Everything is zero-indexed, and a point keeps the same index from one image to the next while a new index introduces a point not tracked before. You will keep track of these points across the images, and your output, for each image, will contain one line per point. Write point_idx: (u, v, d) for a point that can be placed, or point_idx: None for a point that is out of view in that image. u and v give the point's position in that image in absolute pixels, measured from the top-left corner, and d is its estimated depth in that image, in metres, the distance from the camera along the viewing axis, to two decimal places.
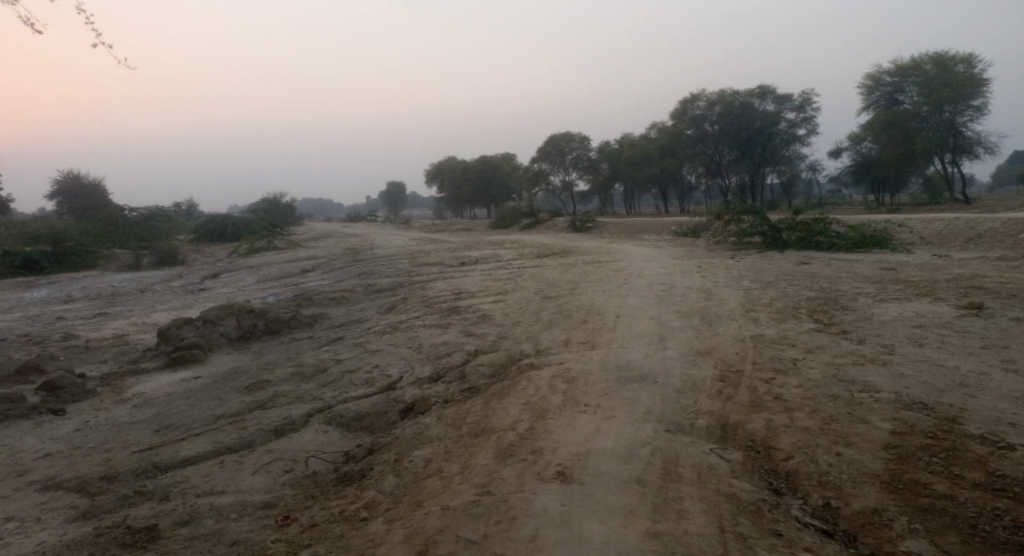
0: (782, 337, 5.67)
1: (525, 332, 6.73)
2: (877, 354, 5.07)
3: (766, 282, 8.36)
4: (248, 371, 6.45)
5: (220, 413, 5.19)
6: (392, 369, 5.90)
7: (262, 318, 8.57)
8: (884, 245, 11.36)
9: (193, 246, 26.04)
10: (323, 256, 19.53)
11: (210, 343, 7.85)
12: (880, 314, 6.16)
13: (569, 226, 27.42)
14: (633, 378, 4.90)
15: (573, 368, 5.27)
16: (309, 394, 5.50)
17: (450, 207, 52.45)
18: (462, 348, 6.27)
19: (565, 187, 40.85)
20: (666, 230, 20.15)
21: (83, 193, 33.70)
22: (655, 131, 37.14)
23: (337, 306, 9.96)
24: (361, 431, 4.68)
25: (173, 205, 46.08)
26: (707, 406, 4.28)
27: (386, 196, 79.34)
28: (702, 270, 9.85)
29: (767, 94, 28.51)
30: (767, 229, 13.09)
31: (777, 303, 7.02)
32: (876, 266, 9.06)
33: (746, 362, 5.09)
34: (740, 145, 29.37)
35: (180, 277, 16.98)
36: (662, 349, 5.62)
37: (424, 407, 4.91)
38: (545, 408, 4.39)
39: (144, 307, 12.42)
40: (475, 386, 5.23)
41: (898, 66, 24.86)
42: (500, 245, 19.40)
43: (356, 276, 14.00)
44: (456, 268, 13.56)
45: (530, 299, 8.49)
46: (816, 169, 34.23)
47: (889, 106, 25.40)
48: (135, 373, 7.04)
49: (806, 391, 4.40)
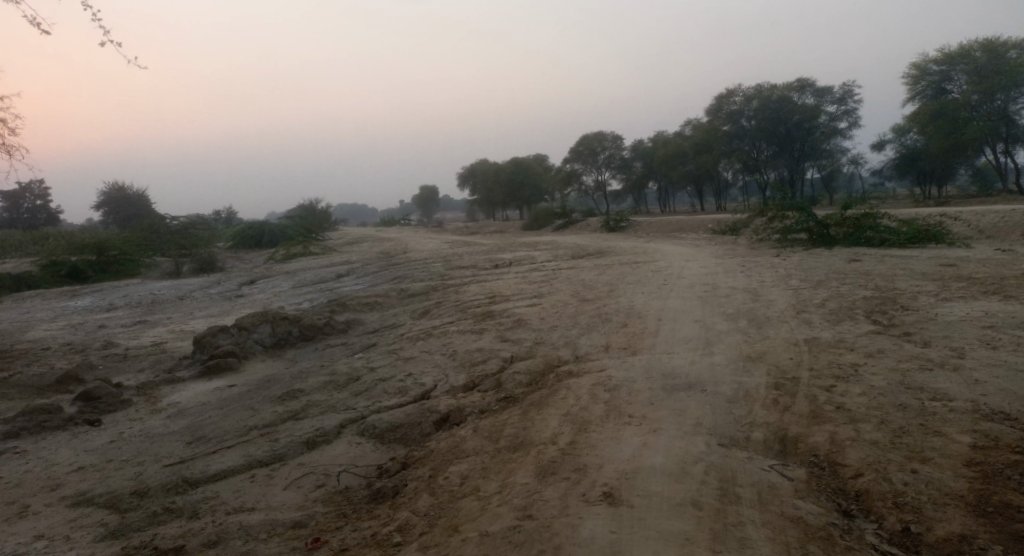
0: (839, 341, 5.29)
1: (563, 337, 6.48)
2: (946, 357, 4.66)
3: (816, 281, 7.92)
4: (282, 380, 6.38)
5: (253, 424, 5.10)
6: (426, 377, 5.73)
7: (296, 325, 8.54)
8: (940, 239, 10.78)
9: (232, 252, 26.60)
10: (357, 261, 19.62)
11: (245, 351, 7.84)
12: (946, 314, 5.70)
13: (602, 227, 27.02)
14: (679, 386, 4.62)
15: (614, 375, 5.00)
16: (342, 404, 5.36)
17: (482, 209, 52.51)
18: (497, 355, 6.06)
19: (597, 187, 40.39)
20: (703, 228, 19.62)
21: (128, 204, 34.82)
22: (690, 127, 36.42)
23: (371, 311, 9.88)
24: (395, 443, 4.51)
25: (213, 212, 47.28)
26: (762, 417, 3.96)
27: (419, 200, 80.05)
28: (747, 270, 9.44)
29: (806, 87, 27.61)
30: (812, 225, 12.53)
31: (829, 303, 6.61)
32: (933, 262, 8.51)
33: (802, 369, 4.74)
34: (779, 140, 28.50)
35: (218, 284, 17.26)
36: (709, 355, 5.30)
37: (459, 418, 4.71)
38: (587, 419, 4.14)
39: (182, 314, 12.60)
40: (513, 395, 5.01)
41: (945, 54, 23.72)
42: (533, 246, 19.17)
43: (390, 280, 13.96)
44: (489, 271, 13.39)
45: (567, 302, 8.24)
46: (858, 163, 33.02)
47: (936, 96, 24.20)
48: (171, 382, 7.06)
49: (871, 400, 4.04)
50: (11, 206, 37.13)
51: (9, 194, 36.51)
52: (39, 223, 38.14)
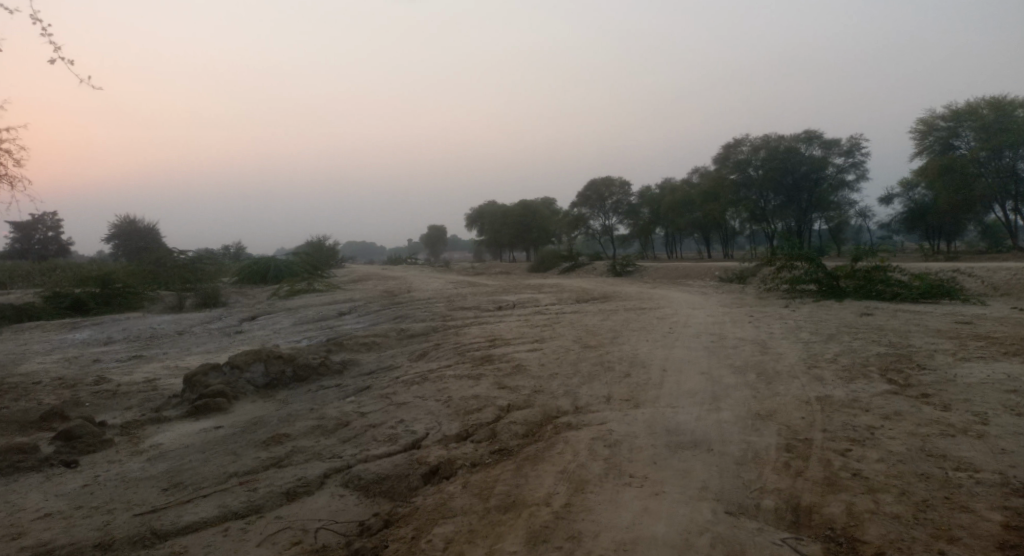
0: (852, 401, 5.02)
1: (563, 385, 6.22)
2: (969, 424, 4.36)
3: (828, 334, 7.68)
4: (269, 424, 6.16)
5: (233, 471, 4.86)
6: (418, 424, 5.48)
7: (290, 365, 8.34)
8: (954, 295, 10.54)
9: (237, 287, 26.58)
10: (360, 299, 19.50)
11: (235, 390, 7.63)
12: (965, 376, 5.43)
13: (608, 271, 26.88)
14: (684, 444, 4.35)
15: (615, 430, 4.74)
16: (328, 451, 5.12)
17: (490, 249, 52.71)
18: (494, 403, 5.79)
19: (605, 232, 40.40)
20: (711, 275, 19.44)
21: (138, 237, 35.10)
22: (698, 175, 36.65)
23: (368, 352, 9.66)
24: (380, 496, 4.24)
25: (222, 247, 47.64)
26: (773, 482, 3.68)
27: (426, 240, 80.54)
28: (755, 320, 9.22)
29: (813, 139, 27.76)
30: (822, 276, 12.34)
31: (841, 359, 6.35)
32: (949, 318, 8.28)
33: (815, 429, 4.46)
34: (787, 190, 28.56)
35: (218, 319, 17.12)
36: (716, 411, 5.02)
37: (449, 471, 4.44)
38: (584, 478, 3.88)
39: (178, 350, 12.42)
40: (507, 447, 4.74)
41: (952, 111, 23.89)
42: (538, 289, 19.02)
43: (391, 319, 13.78)
44: (492, 313, 13.20)
45: (568, 348, 8.00)
46: (866, 215, 33.01)
47: (944, 152, 24.23)
48: (156, 421, 6.85)
49: (890, 467, 3.76)
50: (23, 236, 37.54)
51: (21, 225, 37.00)
52: (49, 254, 38.46)
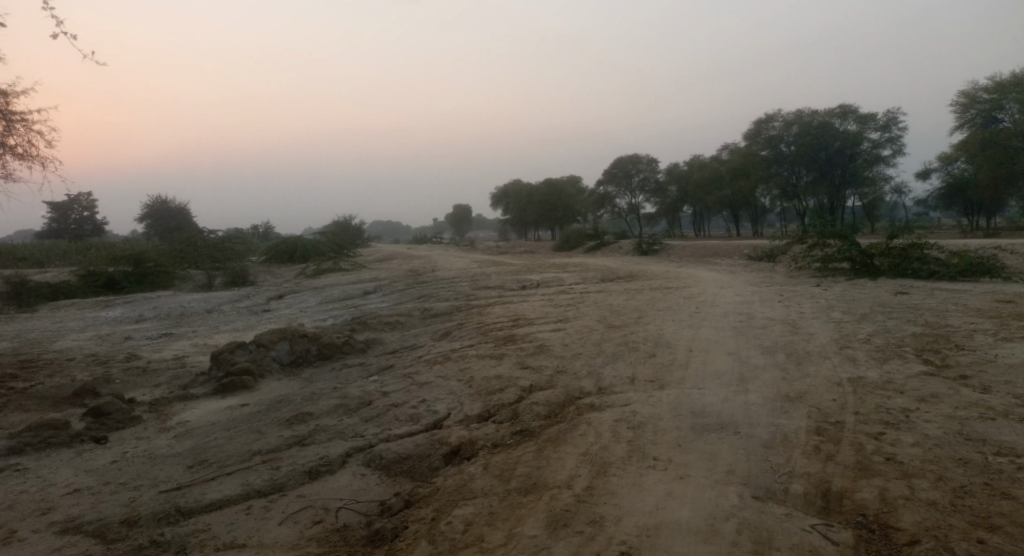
0: (887, 383, 4.80)
1: (586, 366, 6.14)
2: (1010, 405, 4.09)
3: (861, 314, 7.42)
4: (293, 402, 6.30)
5: (257, 449, 5.08)
6: (440, 404, 5.47)
7: (315, 343, 8.43)
8: (996, 273, 10.10)
9: (265, 266, 26.97)
10: (385, 278, 19.61)
11: (261, 369, 7.75)
12: (1007, 356, 5.14)
13: (634, 249, 26.55)
14: (710, 427, 4.24)
15: (639, 411, 4.64)
16: (350, 431, 5.22)
17: (515, 228, 52.52)
18: (516, 383, 5.74)
19: (631, 210, 39.86)
20: (739, 253, 19.04)
21: (170, 217, 35.79)
22: (727, 151, 35.81)
23: (392, 331, 9.69)
24: (401, 476, 4.25)
25: (252, 226, 48.41)
26: (802, 467, 3.53)
27: (452, 219, 80.64)
28: (785, 299, 8.97)
29: (848, 113, 26.82)
30: (855, 254, 11.95)
31: (876, 340, 6.10)
32: (989, 297, 7.93)
33: (847, 412, 4.27)
34: (819, 166, 27.72)
35: (247, 298, 17.40)
36: (743, 393, 4.88)
37: (470, 452, 4.42)
38: (606, 461, 3.80)
39: (207, 328, 12.66)
40: (530, 428, 4.69)
41: (996, 82, 22.82)
42: (562, 268, 18.86)
43: (415, 299, 13.81)
44: (515, 292, 13.13)
45: (592, 328, 7.90)
46: (902, 191, 31.91)
47: (986, 125, 23.20)
48: (184, 399, 7.03)
49: (927, 452, 3.52)
50: (61, 216, 38.60)
51: (59, 206, 38.02)
52: (85, 234, 39.47)
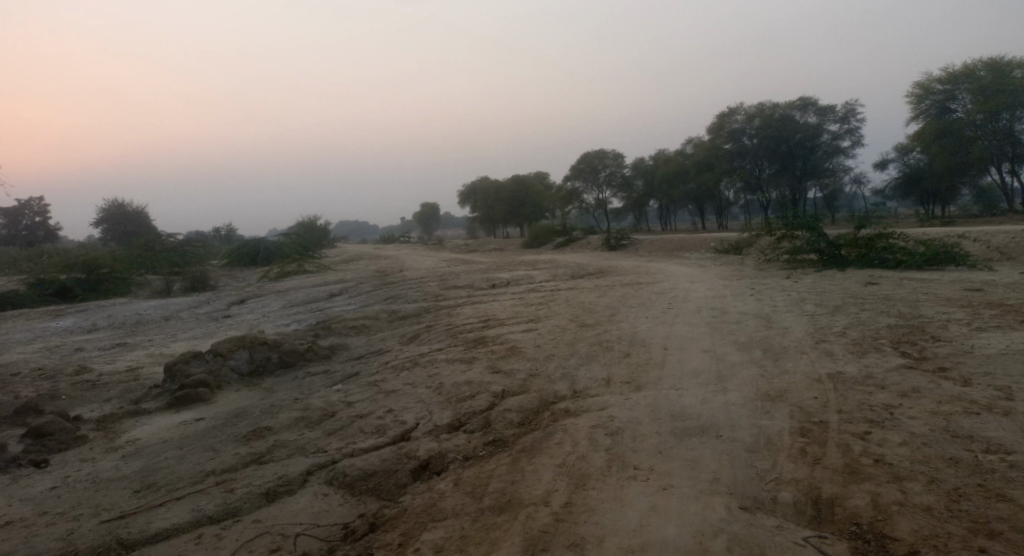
0: (867, 378, 4.70)
1: (559, 368, 5.93)
2: (993, 399, 4.01)
3: (834, 306, 7.39)
4: (251, 416, 5.94)
5: (211, 470, 4.73)
6: (408, 414, 5.18)
7: (275, 351, 8.05)
8: (960, 261, 10.23)
9: (226, 270, 26.13)
10: (351, 279, 19.14)
11: (219, 380, 7.36)
12: (983, 347, 5.09)
13: (602, 245, 26.52)
14: (691, 431, 4.06)
15: (616, 416, 4.44)
16: (312, 446, 4.91)
17: (484, 224, 52.20)
18: (487, 389, 5.49)
19: (599, 205, 39.89)
20: (706, 246, 19.15)
21: (127, 221, 34.33)
22: (691, 145, 36.17)
23: (358, 335, 9.33)
24: (367, 495, 3.97)
25: (214, 229, 47.01)
26: (789, 472, 3.36)
27: (419, 217, 79.75)
28: (757, 292, 8.93)
29: (808, 105, 27.23)
30: (823, 245, 12.02)
31: (851, 333, 6.02)
32: (957, 286, 8.00)
33: (830, 411, 4.14)
34: (781, 158, 28.13)
35: (207, 303, 16.73)
36: (722, 392, 4.73)
37: (440, 466, 4.15)
38: (584, 473, 3.59)
39: (164, 337, 12.09)
40: (503, 437, 4.45)
41: (949, 73, 23.36)
42: (533, 265, 18.69)
43: (383, 300, 13.45)
44: (486, 291, 12.88)
45: (565, 327, 7.70)
46: (861, 181, 32.58)
47: (940, 116, 23.73)
48: (135, 415, 6.60)
49: (915, 452, 3.40)
50: (9, 222, 36.87)
51: (7, 211, 36.37)
52: (37, 241, 37.67)
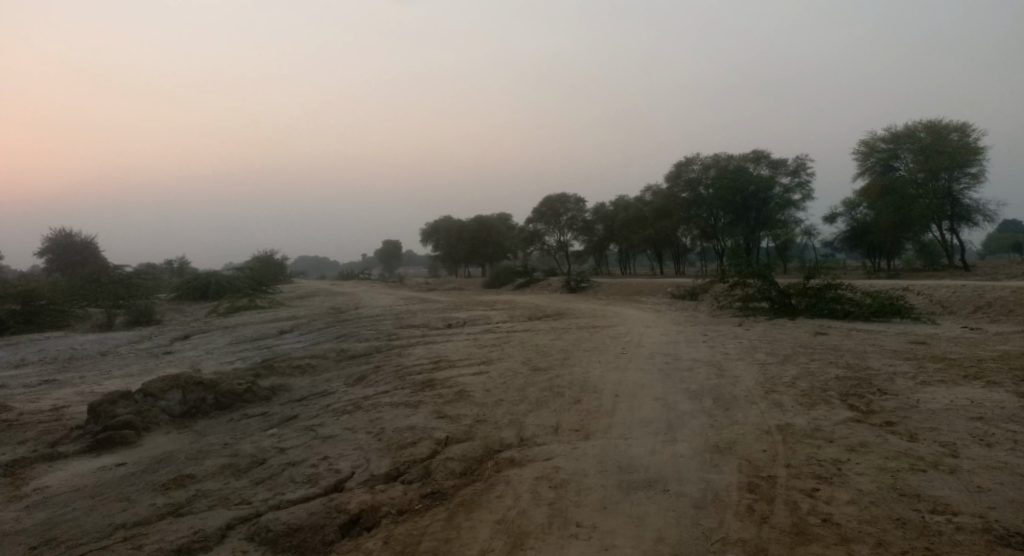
0: (815, 431, 4.64)
1: (507, 414, 5.71)
2: (938, 456, 3.98)
3: (784, 355, 7.43)
4: (175, 462, 5.51)
5: (120, 522, 4.30)
6: (344, 462, 4.87)
7: (211, 391, 7.61)
8: (905, 313, 10.52)
9: (173, 304, 25.09)
10: (304, 316, 18.59)
11: (147, 421, 6.87)
12: (928, 401, 5.13)
13: (562, 287, 26.66)
14: (638, 484, 3.90)
15: (561, 467, 4.24)
16: (236, 496, 4.54)
17: (446, 263, 51.98)
18: (430, 435, 5.23)
19: (560, 248, 40.28)
20: (664, 292, 19.40)
21: (73, 252, 32.67)
22: (649, 193, 37.12)
23: (302, 376, 8.92)
24: (289, 553, 3.66)
25: (166, 261, 45.40)
26: (735, 531, 3.22)
27: (381, 254, 79.05)
28: (710, 340, 8.95)
29: (761, 159, 28.49)
30: (774, 294, 12.27)
31: (800, 384, 6.01)
32: (902, 338, 8.18)
33: (778, 465, 4.05)
34: (736, 209, 28.94)
35: (148, 338, 15.92)
36: (671, 443, 4.60)
37: (372, 521, 3.86)
38: (524, 530, 3.38)
39: (97, 373, 11.37)
40: (442, 489, 4.19)
41: (892, 133, 24.84)
42: (491, 305, 18.57)
43: (334, 338, 13.01)
44: (441, 331, 12.61)
45: (517, 370, 7.51)
46: (811, 233, 33.82)
47: (885, 172, 25.08)
48: (48, 459, 6.07)
49: (862, 511, 3.31)
50: None
51: None
52: None
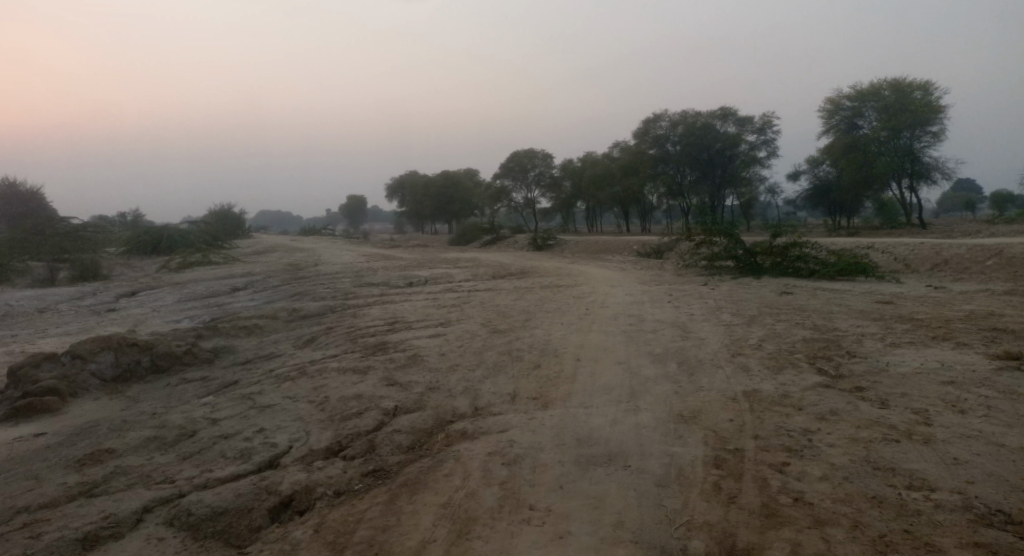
0: (785, 397, 4.41)
1: (462, 380, 5.35)
2: (911, 424, 3.78)
3: (750, 316, 7.22)
4: (96, 434, 5.01)
5: (23, 505, 3.83)
6: (281, 435, 4.46)
7: (147, 353, 7.04)
8: (869, 272, 10.47)
9: (123, 259, 23.87)
10: (260, 272, 17.81)
11: (73, 386, 6.32)
12: (898, 365, 4.95)
13: (528, 244, 26.28)
14: (599, 459, 3.60)
15: (516, 441, 3.91)
16: (159, 474, 4.10)
17: (412, 218, 50.95)
18: (377, 405, 4.84)
19: (527, 204, 39.71)
20: (629, 250, 19.17)
21: (19, 204, 30.55)
22: (618, 149, 36.60)
23: (248, 337, 8.40)
24: (210, 540, 3.27)
25: (118, 214, 43.25)
26: (702, 514, 2.95)
27: (346, 210, 77.09)
28: (675, 299, 8.71)
29: (728, 116, 28.10)
30: (740, 253, 12.09)
31: (768, 347, 5.79)
32: (868, 298, 8.06)
33: (746, 436, 3.79)
34: (701, 166, 28.88)
35: (92, 295, 14.97)
36: (634, 412, 4.31)
37: (305, 504, 3.49)
38: (471, 516, 3.05)
39: (30, 332, 10.60)
40: (385, 467, 3.83)
41: (858, 91, 24.65)
42: (454, 263, 18.10)
43: (289, 297, 12.42)
44: (401, 290, 12.14)
45: (474, 333, 7.13)
46: (775, 191, 33.96)
47: (849, 130, 25.05)
48: None
49: (836, 489, 3.07)
50: None
51: None
52: None
